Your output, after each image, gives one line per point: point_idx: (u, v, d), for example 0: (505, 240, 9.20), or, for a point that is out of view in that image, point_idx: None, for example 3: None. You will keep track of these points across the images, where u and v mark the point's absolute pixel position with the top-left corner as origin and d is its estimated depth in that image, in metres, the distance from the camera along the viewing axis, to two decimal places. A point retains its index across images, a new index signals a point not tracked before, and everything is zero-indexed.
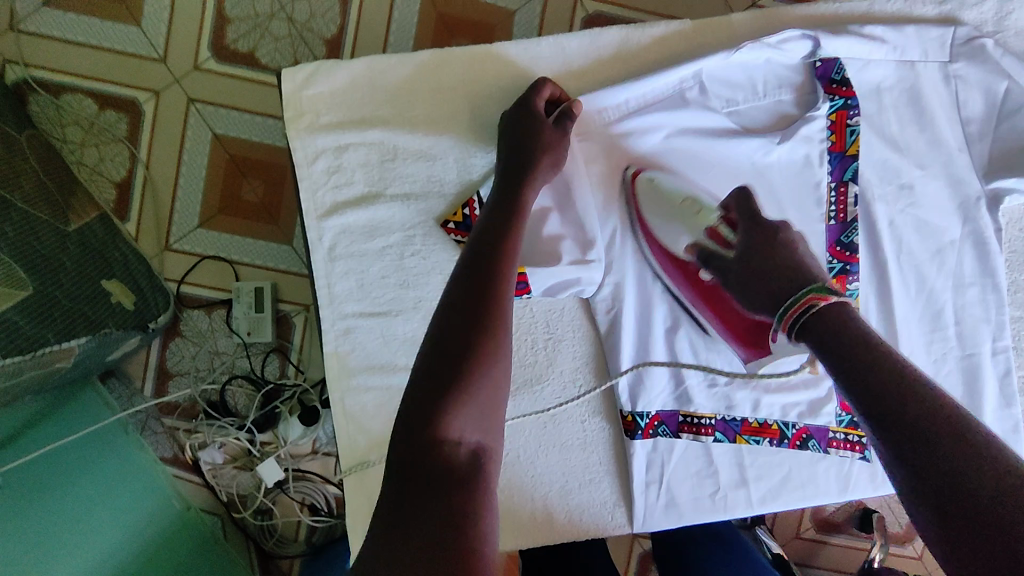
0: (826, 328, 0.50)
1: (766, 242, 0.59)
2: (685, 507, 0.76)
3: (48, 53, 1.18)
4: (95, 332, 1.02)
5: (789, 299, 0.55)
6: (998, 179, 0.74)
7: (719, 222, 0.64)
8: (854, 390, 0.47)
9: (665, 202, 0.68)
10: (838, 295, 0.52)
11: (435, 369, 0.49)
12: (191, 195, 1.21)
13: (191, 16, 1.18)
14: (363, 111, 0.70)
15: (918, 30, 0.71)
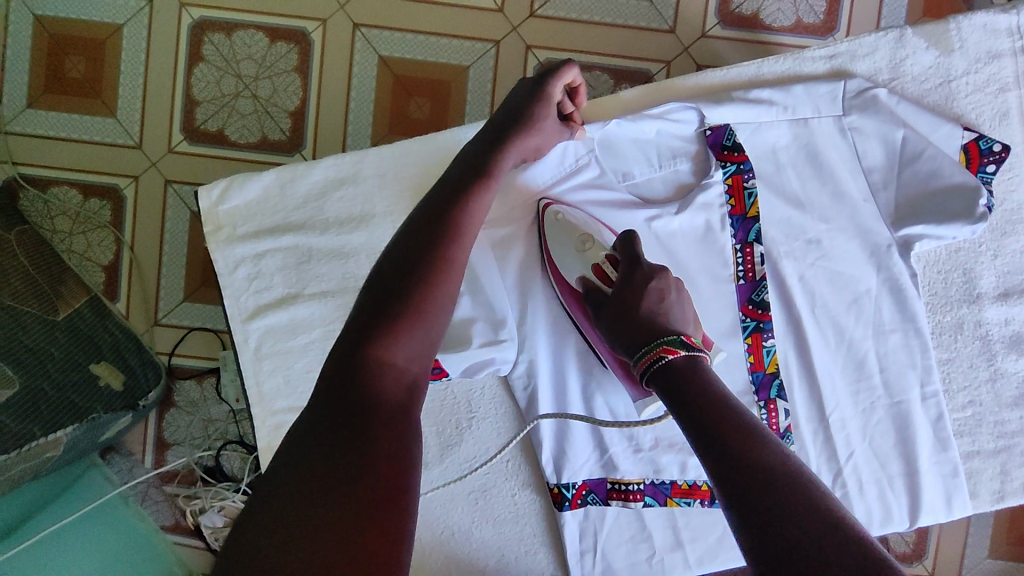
0: (670, 377, 0.55)
1: (636, 289, 0.62)
2: (621, 573, 0.76)
3: (32, 151, 1.26)
4: (82, 420, 1.07)
5: (637, 348, 0.58)
6: (907, 227, 0.73)
7: (604, 260, 0.67)
8: (700, 444, 0.49)
9: (563, 232, 0.70)
10: (688, 350, 0.56)
11: (367, 319, 0.50)
12: (175, 272, 1.28)
13: (162, 102, 1.24)
14: (277, 219, 0.75)
15: (806, 89, 0.73)
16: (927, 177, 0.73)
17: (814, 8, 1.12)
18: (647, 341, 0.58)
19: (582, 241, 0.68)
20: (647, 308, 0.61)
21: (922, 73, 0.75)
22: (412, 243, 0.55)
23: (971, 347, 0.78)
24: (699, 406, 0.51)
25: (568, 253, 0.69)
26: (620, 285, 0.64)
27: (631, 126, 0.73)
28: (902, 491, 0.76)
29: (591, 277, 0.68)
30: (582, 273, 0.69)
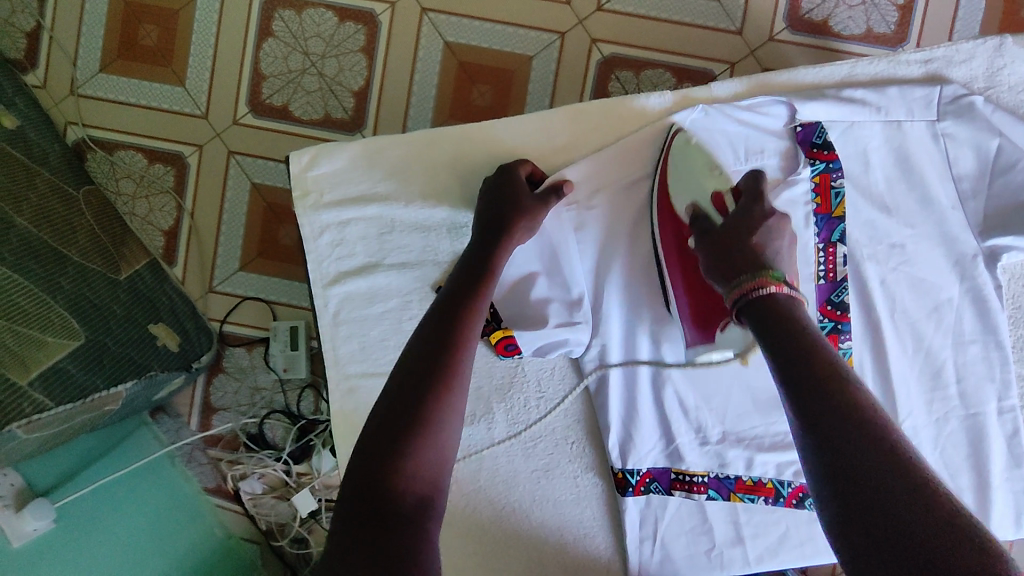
0: (769, 321, 0.53)
1: (756, 224, 0.61)
2: (680, 562, 0.77)
3: (103, 114, 1.30)
4: (141, 375, 1.10)
5: (742, 274, 0.57)
6: (995, 237, 0.73)
7: (727, 191, 0.66)
8: (787, 379, 0.49)
9: (696, 160, 0.69)
10: (789, 288, 0.55)
11: (373, 442, 0.53)
12: (232, 240, 1.31)
13: (230, 75, 1.27)
14: (361, 189, 0.76)
15: (901, 91, 0.73)
16: (1019, 188, 0.72)
17: (886, 18, 1.10)
18: (748, 268, 0.57)
19: (711, 168, 0.68)
20: (757, 242, 0.59)
21: (1018, 84, 0.74)
22: (433, 334, 0.60)
23: None
24: (797, 360, 0.49)
25: (692, 175, 0.68)
26: (739, 211, 0.63)
27: (721, 118, 0.73)
28: (972, 505, 0.76)
29: (700, 206, 0.66)
30: (694, 200, 0.67)
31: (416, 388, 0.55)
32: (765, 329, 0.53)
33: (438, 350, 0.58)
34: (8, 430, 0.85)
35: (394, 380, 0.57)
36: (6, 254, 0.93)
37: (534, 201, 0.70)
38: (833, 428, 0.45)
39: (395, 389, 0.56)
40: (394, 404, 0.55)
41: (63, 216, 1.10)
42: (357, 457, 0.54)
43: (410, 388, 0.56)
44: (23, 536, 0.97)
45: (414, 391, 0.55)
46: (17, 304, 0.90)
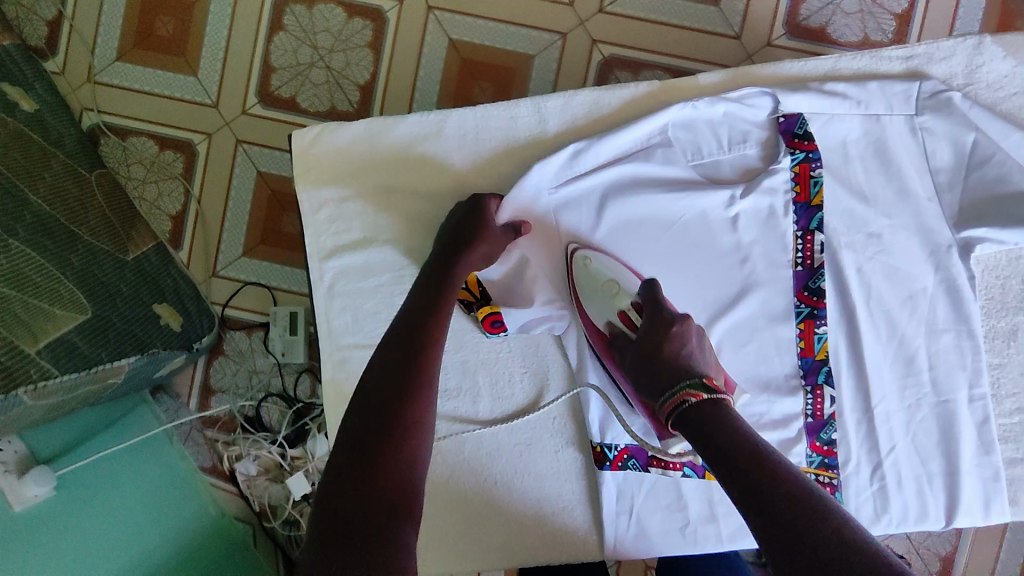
0: (701, 422, 0.60)
1: (659, 336, 0.67)
2: (655, 538, 0.79)
3: (118, 102, 1.35)
4: (144, 351, 1.13)
5: (666, 388, 0.64)
6: (969, 228, 0.75)
7: (630, 308, 0.72)
8: (727, 477, 0.56)
9: (595, 288, 0.74)
10: (711, 393, 0.62)
11: (353, 454, 0.58)
12: (237, 226, 1.35)
13: (241, 66, 1.31)
14: (361, 166, 0.79)
15: (880, 86, 0.75)
16: (993, 181, 0.74)
17: (881, 28, 1.13)
18: (673, 384, 0.64)
19: (610, 290, 0.73)
20: (671, 352, 0.65)
21: (997, 81, 0.76)
22: (396, 351, 0.64)
23: None
24: (727, 450, 0.57)
25: (595, 303, 0.74)
26: (643, 331, 0.69)
27: (706, 109, 0.76)
28: (941, 489, 0.78)
29: (616, 322, 0.72)
30: (608, 319, 0.73)
31: (387, 402, 0.60)
32: (693, 432, 0.60)
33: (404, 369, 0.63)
34: (14, 394, 0.87)
35: (362, 388, 0.63)
36: (19, 228, 0.97)
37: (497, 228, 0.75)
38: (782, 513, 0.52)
39: (368, 403, 0.61)
40: (367, 418, 0.60)
41: (75, 196, 1.15)
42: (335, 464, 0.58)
43: (381, 402, 0.60)
44: (25, 501, 0.98)
45: (392, 398, 0.60)
46: (25, 273, 0.94)
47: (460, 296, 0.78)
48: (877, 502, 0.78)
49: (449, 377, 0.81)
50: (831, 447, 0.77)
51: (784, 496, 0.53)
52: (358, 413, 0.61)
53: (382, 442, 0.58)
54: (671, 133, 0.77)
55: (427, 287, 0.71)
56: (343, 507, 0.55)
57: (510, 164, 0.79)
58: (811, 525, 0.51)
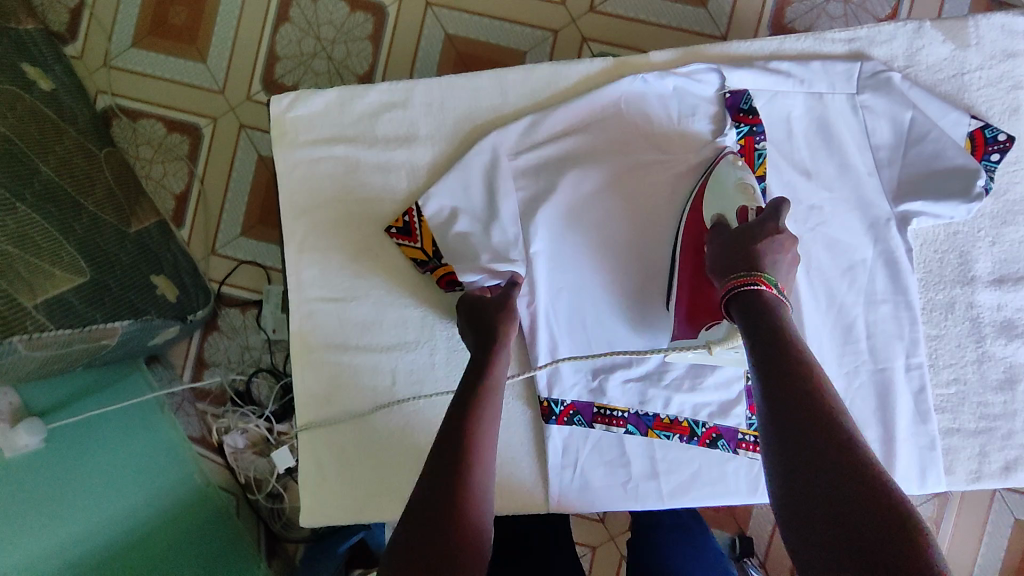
0: (755, 314, 0.60)
1: (762, 231, 0.66)
2: (598, 492, 0.83)
3: (130, 85, 1.43)
4: (138, 317, 1.16)
5: (740, 269, 0.64)
6: (906, 202, 0.78)
7: (753, 209, 0.70)
8: (762, 373, 0.57)
9: (723, 188, 0.73)
10: (778, 291, 0.63)
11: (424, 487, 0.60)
12: (236, 206, 1.43)
13: (247, 54, 1.39)
14: (335, 130, 0.84)
15: (823, 65, 0.79)
16: (930, 157, 0.77)
17: None
18: (751, 267, 0.63)
19: (740, 190, 0.72)
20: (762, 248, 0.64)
21: (937, 64, 0.80)
22: (461, 406, 0.66)
23: (960, 327, 0.82)
24: (769, 347, 0.57)
25: (722, 196, 0.73)
26: (751, 224, 0.67)
27: (656, 83, 0.80)
28: (878, 456, 0.80)
29: (727, 217, 0.71)
30: (719, 213, 0.72)
31: (454, 448, 0.61)
32: (744, 321, 0.61)
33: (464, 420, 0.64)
34: (10, 342, 0.89)
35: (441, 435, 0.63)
36: (27, 194, 1.04)
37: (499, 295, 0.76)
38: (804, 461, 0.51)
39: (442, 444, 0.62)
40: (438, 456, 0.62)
41: (83, 170, 1.23)
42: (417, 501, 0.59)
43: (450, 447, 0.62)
44: (16, 450, 0.97)
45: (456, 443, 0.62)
46: (29, 235, 1.00)
47: (414, 255, 0.82)
48: None
49: (408, 332, 0.85)
50: None
51: (819, 451, 0.51)
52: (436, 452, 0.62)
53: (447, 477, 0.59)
54: (624, 105, 0.81)
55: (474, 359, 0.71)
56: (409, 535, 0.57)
57: (473, 132, 0.84)
58: (829, 462, 0.50)
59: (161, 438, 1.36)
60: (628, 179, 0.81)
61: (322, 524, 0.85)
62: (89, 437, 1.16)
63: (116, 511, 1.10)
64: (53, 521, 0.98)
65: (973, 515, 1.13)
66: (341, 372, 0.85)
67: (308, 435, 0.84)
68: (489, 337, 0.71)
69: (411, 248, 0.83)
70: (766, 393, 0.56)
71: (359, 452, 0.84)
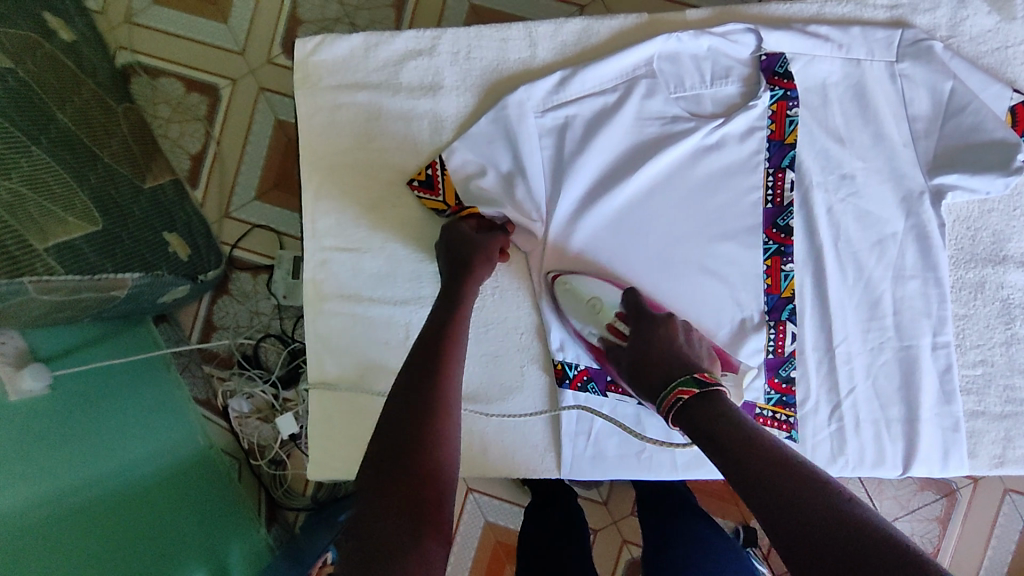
0: (690, 412, 0.64)
1: (654, 341, 0.72)
2: (610, 460, 0.81)
3: (151, 41, 1.42)
4: (149, 271, 1.14)
5: (660, 391, 0.67)
6: (941, 175, 0.76)
7: (616, 319, 0.76)
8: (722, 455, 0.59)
9: (577, 306, 0.78)
10: (699, 383, 0.65)
11: (382, 457, 0.59)
12: (252, 168, 1.42)
13: (271, 17, 1.39)
14: (358, 77, 0.83)
15: (863, 31, 0.77)
16: (968, 130, 0.75)
17: None
18: (665, 386, 0.67)
19: (592, 307, 0.76)
20: (667, 352, 0.70)
21: (980, 36, 0.77)
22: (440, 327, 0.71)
23: (990, 308, 0.79)
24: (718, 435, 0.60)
25: (583, 319, 0.77)
26: (635, 337, 0.73)
27: (690, 42, 0.78)
28: (899, 436, 0.79)
29: (607, 338, 0.76)
30: (600, 334, 0.77)
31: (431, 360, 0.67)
32: (687, 421, 0.64)
33: (439, 337, 0.70)
34: (20, 282, 0.86)
35: (419, 348, 0.70)
36: (43, 139, 1.03)
37: (480, 237, 0.77)
38: (788, 510, 0.51)
39: (401, 422, 0.62)
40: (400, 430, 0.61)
41: (100, 121, 1.22)
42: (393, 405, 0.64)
43: (414, 425, 0.61)
44: (21, 393, 0.94)
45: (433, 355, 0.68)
46: (44, 179, 0.98)
47: (435, 206, 0.81)
48: (833, 442, 0.79)
49: (425, 288, 0.84)
50: (789, 385, 0.79)
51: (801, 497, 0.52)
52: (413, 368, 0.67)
53: (424, 404, 0.63)
54: (657, 65, 0.79)
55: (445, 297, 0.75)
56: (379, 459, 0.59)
57: (498, 86, 0.82)
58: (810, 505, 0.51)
59: (168, 396, 1.35)
60: (650, 142, 0.79)
61: (330, 479, 0.85)
62: (99, 388, 1.15)
63: (122, 462, 1.09)
64: (68, 468, 0.97)
65: (984, 518, 1.10)
66: (354, 324, 0.84)
67: (319, 385, 0.83)
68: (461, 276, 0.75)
69: (433, 201, 0.82)
70: (733, 471, 0.57)
71: (372, 407, 0.84)
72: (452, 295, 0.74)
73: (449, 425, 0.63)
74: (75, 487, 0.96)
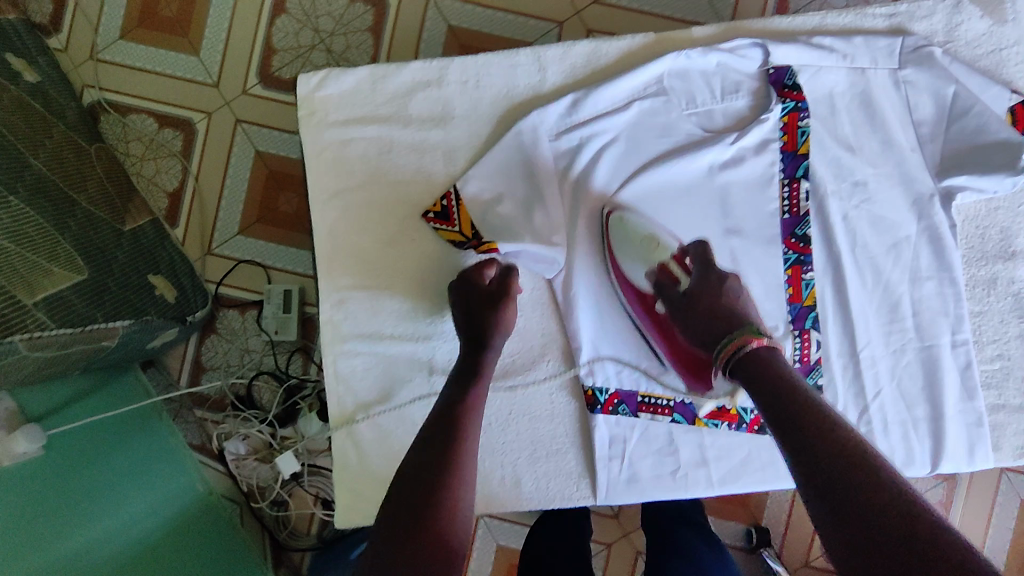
0: (756, 371, 0.62)
1: (716, 286, 0.71)
2: (646, 482, 0.80)
3: (121, 79, 1.37)
4: (138, 316, 1.09)
5: (720, 339, 0.67)
6: (950, 177, 0.78)
7: (675, 259, 0.75)
8: (776, 423, 0.59)
9: (631, 241, 0.76)
10: (767, 339, 0.65)
11: (404, 517, 0.57)
12: (233, 202, 1.37)
13: (244, 47, 1.35)
14: (365, 111, 0.81)
15: (866, 41, 0.78)
16: (972, 132, 0.77)
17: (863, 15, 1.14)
18: (728, 332, 0.66)
19: (649, 244, 0.75)
20: (728, 301, 0.69)
21: (976, 39, 0.79)
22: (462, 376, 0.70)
23: (1004, 303, 0.80)
24: (780, 403, 0.59)
25: (637, 255, 0.76)
26: (696, 280, 0.72)
27: (699, 59, 0.78)
28: (926, 435, 0.80)
29: (661, 273, 0.75)
30: (650, 270, 0.76)
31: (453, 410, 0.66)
32: (747, 378, 0.63)
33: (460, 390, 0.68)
34: (11, 341, 0.81)
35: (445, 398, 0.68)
36: (19, 187, 0.97)
37: (496, 282, 0.75)
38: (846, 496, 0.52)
39: (415, 473, 0.60)
40: (412, 488, 0.59)
41: (74, 164, 1.17)
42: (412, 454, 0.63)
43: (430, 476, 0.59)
44: (12, 458, 0.87)
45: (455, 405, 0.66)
46: (25, 231, 0.93)
47: (451, 236, 0.80)
48: None
49: (447, 320, 0.81)
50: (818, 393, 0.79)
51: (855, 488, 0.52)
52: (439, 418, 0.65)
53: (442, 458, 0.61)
54: (667, 84, 0.79)
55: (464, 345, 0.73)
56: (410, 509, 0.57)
57: (508, 113, 0.81)
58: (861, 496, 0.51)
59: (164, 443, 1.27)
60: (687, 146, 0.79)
61: (360, 525, 0.81)
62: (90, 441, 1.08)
63: (126, 518, 1.02)
64: (65, 533, 0.91)
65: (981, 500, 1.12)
66: (375, 364, 0.81)
67: (343, 432, 0.80)
68: (477, 326, 0.73)
69: (448, 231, 0.80)
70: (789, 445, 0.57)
71: (400, 446, 0.81)
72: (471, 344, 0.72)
73: (463, 475, 0.61)
74: (78, 554, 0.90)
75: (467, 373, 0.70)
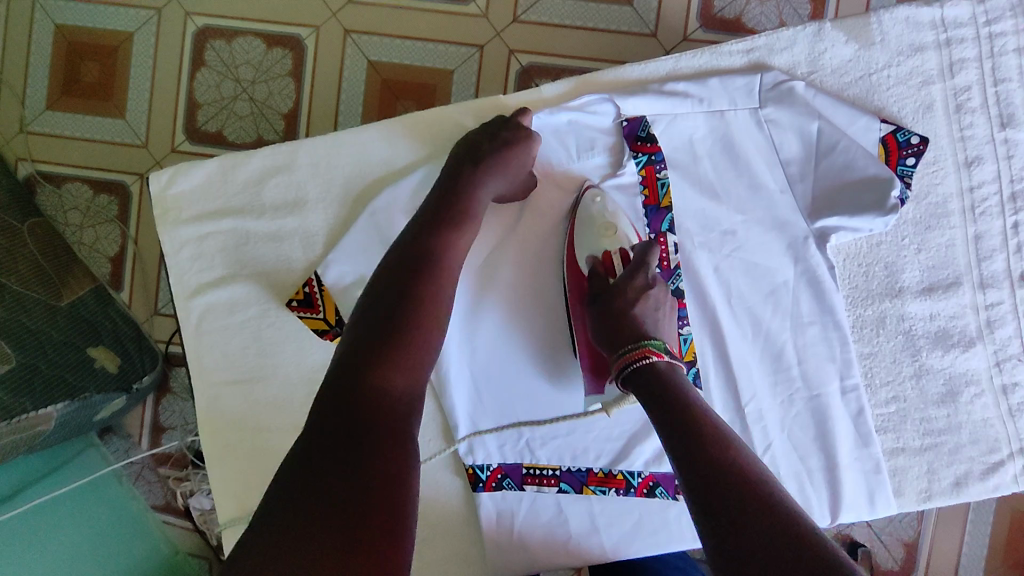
0: (651, 380, 0.61)
1: (642, 293, 0.67)
2: (537, 555, 0.79)
3: (60, 150, 1.12)
4: (75, 397, 0.89)
5: (626, 342, 0.64)
6: (822, 219, 0.74)
7: (618, 250, 0.70)
8: (666, 428, 0.57)
9: (587, 227, 0.72)
10: (669, 357, 0.64)
11: (327, 461, 0.50)
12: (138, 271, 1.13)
13: (167, 92, 1.10)
14: (218, 203, 0.80)
15: (721, 82, 0.74)
16: (841, 168, 0.73)
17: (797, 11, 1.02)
18: (630, 338, 0.64)
19: (603, 229, 0.71)
20: (641, 311, 0.66)
21: (842, 67, 0.75)
22: (397, 279, 0.62)
23: (894, 342, 0.77)
24: (675, 413, 0.58)
25: (585, 237, 0.72)
26: (623, 278, 0.68)
27: (549, 120, 0.75)
28: (823, 485, 0.76)
29: (597, 260, 0.71)
30: (591, 255, 0.71)
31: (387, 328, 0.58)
32: (642, 388, 0.61)
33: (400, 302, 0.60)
34: None
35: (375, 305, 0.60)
36: None
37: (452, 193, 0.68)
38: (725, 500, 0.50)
39: (343, 401, 0.54)
40: (341, 425, 0.52)
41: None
42: (335, 381, 0.55)
43: (358, 411, 0.53)
44: None
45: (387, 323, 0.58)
46: None
47: (315, 324, 0.78)
48: None
49: None
50: None
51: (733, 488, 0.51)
52: (365, 330, 0.58)
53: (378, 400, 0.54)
54: None
55: (405, 251, 0.64)
56: (327, 453, 0.51)
57: (362, 191, 0.79)
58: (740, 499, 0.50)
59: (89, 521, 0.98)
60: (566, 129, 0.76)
61: None
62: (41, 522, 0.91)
63: None
64: None
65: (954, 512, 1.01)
66: (256, 456, 0.81)
67: (231, 526, 0.80)
68: (423, 239, 0.65)
69: (313, 318, 0.79)
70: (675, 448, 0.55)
71: None
72: (416, 249, 0.64)
73: (400, 405, 0.55)
74: None
75: (412, 299, 0.60)
